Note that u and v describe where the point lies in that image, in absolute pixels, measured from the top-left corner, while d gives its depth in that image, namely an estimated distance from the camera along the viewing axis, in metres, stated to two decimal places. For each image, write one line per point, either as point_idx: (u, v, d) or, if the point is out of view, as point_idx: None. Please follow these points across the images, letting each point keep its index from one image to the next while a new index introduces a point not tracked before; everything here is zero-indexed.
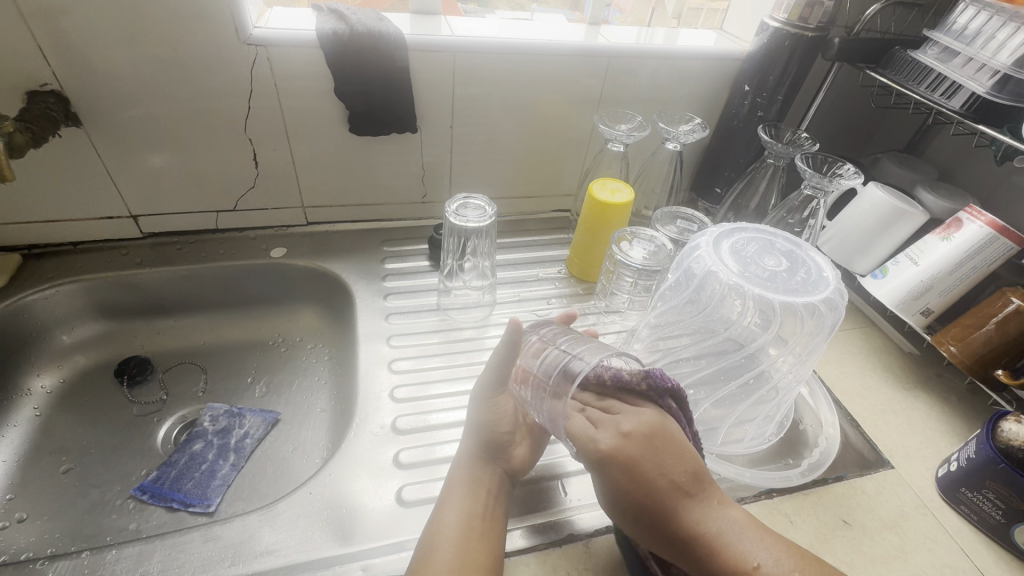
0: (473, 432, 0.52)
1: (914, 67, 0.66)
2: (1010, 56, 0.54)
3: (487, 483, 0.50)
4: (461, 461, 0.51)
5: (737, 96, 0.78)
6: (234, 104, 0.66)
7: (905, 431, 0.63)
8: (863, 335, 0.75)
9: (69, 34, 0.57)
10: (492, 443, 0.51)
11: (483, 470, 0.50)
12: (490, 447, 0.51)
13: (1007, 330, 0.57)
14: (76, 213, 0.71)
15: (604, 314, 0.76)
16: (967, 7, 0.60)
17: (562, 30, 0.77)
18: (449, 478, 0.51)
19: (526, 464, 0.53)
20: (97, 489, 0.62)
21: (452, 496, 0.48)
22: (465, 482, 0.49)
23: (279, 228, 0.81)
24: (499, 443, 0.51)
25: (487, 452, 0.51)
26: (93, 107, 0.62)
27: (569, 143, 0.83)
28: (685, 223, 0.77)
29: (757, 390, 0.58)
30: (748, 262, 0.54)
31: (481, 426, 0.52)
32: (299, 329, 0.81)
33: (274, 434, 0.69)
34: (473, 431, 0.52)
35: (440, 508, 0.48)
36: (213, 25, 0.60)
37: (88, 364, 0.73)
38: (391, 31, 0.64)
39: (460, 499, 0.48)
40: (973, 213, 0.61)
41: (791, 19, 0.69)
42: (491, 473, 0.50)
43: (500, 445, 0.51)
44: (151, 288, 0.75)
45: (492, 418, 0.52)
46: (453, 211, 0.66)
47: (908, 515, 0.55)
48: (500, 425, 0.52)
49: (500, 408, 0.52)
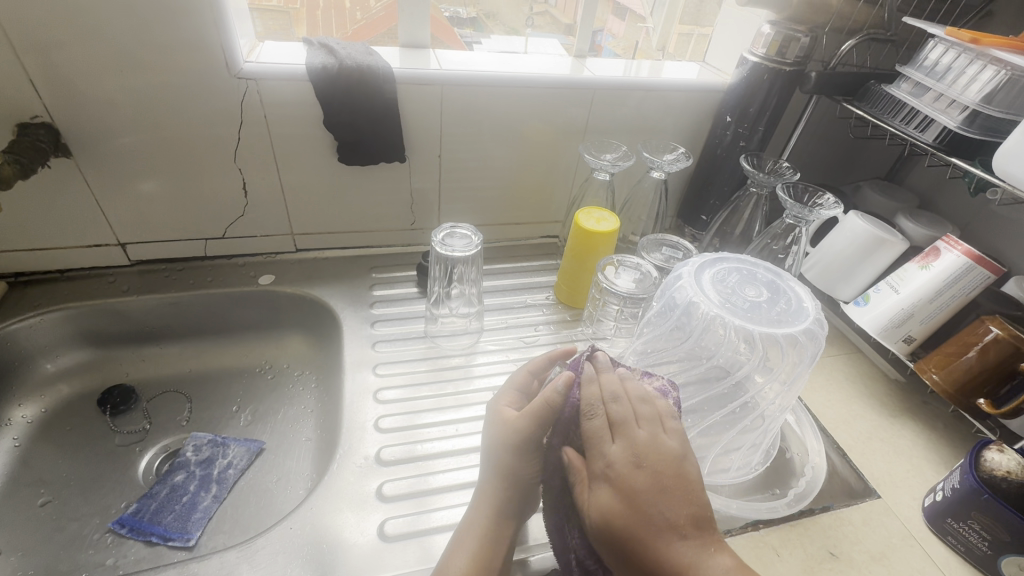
0: (494, 480, 0.50)
1: (888, 101, 0.67)
2: (978, 92, 0.56)
3: (505, 531, 0.49)
4: (479, 507, 0.50)
5: (720, 126, 0.80)
6: (225, 132, 0.67)
7: (891, 459, 0.63)
8: (848, 361, 0.75)
9: (59, 66, 0.58)
10: (520, 490, 0.50)
11: (503, 520, 0.49)
12: (513, 495, 0.50)
13: (988, 358, 0.57)
14: (64, 242, 0.71)
15: (591, 340, 0.76)
16: (937, 44, 0.62)
17: (549, 63, 0.79)
18: (462, 522, 0.50)
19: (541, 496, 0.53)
20: (75, 523, 0.61)
21: (463, 545, 0.48)
22: (478, 528, 0.49)
23: (269, 255, 0.82)
24: (526, 489, 0.50)
25: (508, 501, 0.50)
26: (82, 135, 0.63)
27: (558, 171, 0.84)
28: (671, 250, 0.77)
29: (742, 419, 0.58)
30: (729, 292, 0.55)
31: (511, 477, 0.50)
32: (286, 355, 0.80)
33: (258, 465, 0.68)
34: (501, 480, 0.50)
35: (450, 555, 0.47)
36: (203, 54, 0.61)
37: (70, 393, 0.72)
38: (380, 65, 0.65)
39: (473, 549, 0.47)
40: (950, 242, 0.62)
41: (769, 54, 0.71)
42: (510, 519, 0.50)
43: (526, 491, 0.51)
44: (138, 316, 0.75)
45: (526, 467, 0.50)
46: (440, 240, 0.67)
47: (895, 546, 0.55)
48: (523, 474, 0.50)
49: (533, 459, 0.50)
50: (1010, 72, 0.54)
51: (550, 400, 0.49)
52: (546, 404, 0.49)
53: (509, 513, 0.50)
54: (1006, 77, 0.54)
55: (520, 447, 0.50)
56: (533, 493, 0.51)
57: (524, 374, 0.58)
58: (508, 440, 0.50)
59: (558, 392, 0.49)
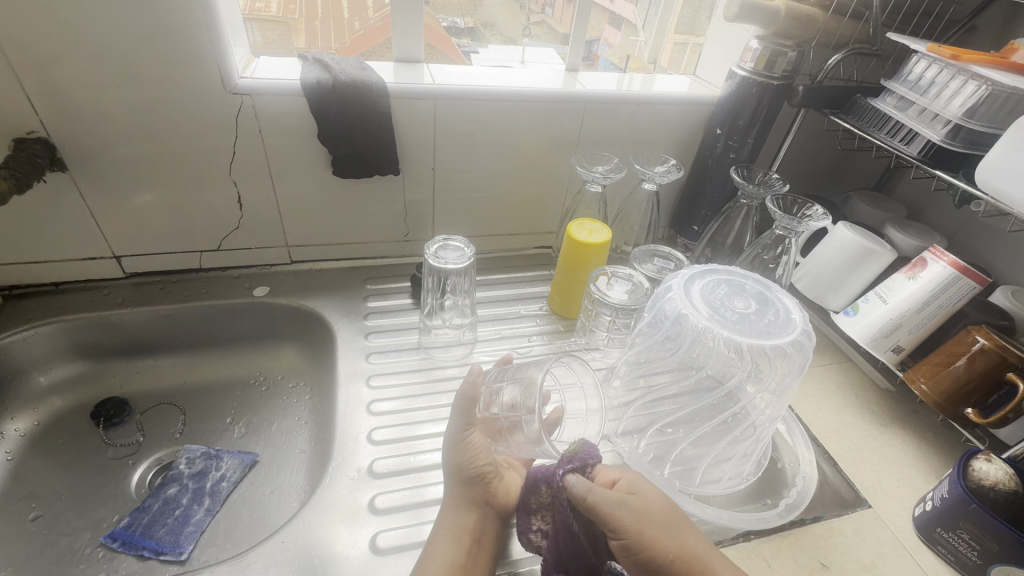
0: (451, 477, 0.53)
1: (874, 114, 0.69)
2: (961, 106, 0.57)
3: (469, 528, 0.50)
4: (446, 510, 0.52)
5: (711, 138, 0.81)
6: (219, 146, 0.68)
7: (882, 469, 0.64)
8: (839, 371, 0.76)
9: (56, 83, 0.59)
10: (470, 483, 0.52)
11: (466, 516, 0.51)
12: (468, 487, 0.52)
13: (975, 368, 0.58)
14: (59, 255, 0.71)
15: (584, 351, 0.77)
16: (920, 59, 0.63)
17: (542, 77, 0.80)
18: (435, 527, 0.51)
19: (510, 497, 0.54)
20: (67, 537, 0.61)
21: (435, 547, 0.49)
22: (449, 531, 0.50)
23: (263, 268, 0.82)
24: (478, 483, 0.52)
25: (468, 495, 0.52)
26: (78, 150, 0.64)
27: (550, 183, 0.85)
28: (663, 261, 0.78)
29: (733, 429, 0.58)
30: (717, 304, 0.56)
31: (458, 468, 0.52)
32: (281, 367, 0.80)
33: (252, 477, 0.68)
34: (451, 476, 0.53)
35: (429, 555, 0.48)
36: (199, 69, 0.62)
37: (63, 406, 0.72)
38: (373, 80, 0.66)
39: (445, 550, 0.48)
40: (936, 253, 0.63)
41: (758, 69, 0.72)
42: (475, 515, 0.51)
43: (480, 484, 0.52)
44: (132, 328, 0.75)
45: (463, 458, 0.53)
46: (433, 253, 0.68)
47: (885, 556, 0.55)
48: (470, 464, 0.53)
49: (472, 445, 0.53)
50: (991, 86, 0.55)
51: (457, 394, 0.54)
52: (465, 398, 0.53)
53: (469, 509, 0.51)
54: (987, 91, 0.55)
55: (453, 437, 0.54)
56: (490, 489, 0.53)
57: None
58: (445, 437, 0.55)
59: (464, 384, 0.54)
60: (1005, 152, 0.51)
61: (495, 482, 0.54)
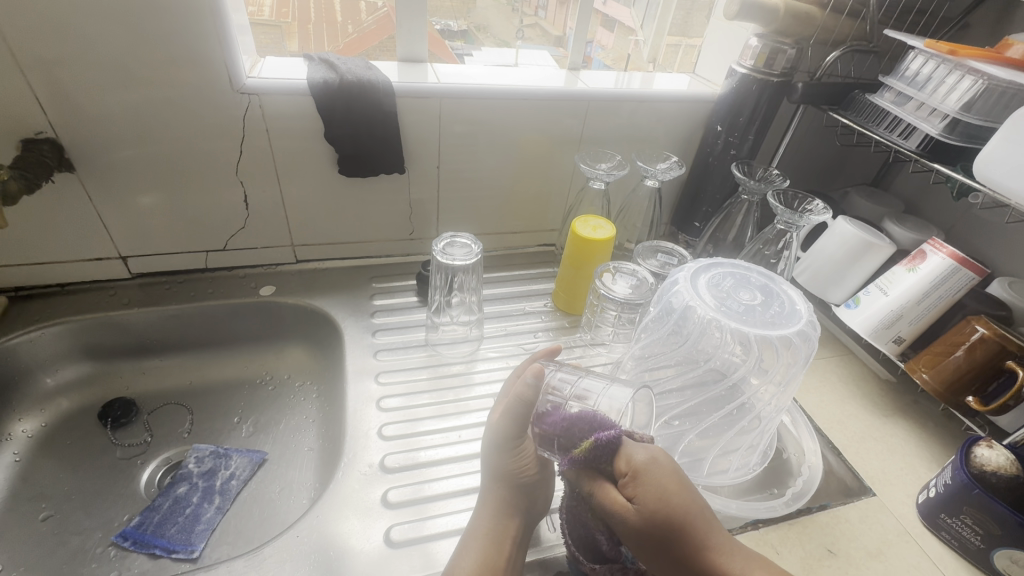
0: (494, 481, 0.52)
1: (872, 110, 0.70)
2: (957, 101, 0.59)
3: (511, 531, 0.50)
4: (483, 507, 0.51)
5: (711, 135, 0.82)
6: (226, 144, 0.68)
7: (885, 457, 0.65)
8: (841, 363, 0.77)
9: (66, 85, 0.59)
10: (516, 488, 0.51)
11: (506, 521, 0.50)
12: (512, 493, 0.51)
13: (976, 357, 0.59)
14: (66, 256, 0.71)
15: (589, 346, 0.78)
16: (917, 55, 0.64)
17: (544, 76, 0.81)
18: (469, 526, 0.51)
19: (543, 503, 0.54)
20: (77, 537, 0.61)
21: (471, 546, 0.48)
22: (485, 532, 0.49)
23: (269, 267, 0.82)
24: (523, 488, 0.51)
25: (511, 501, 0.51)
26: (86, 151, 0.64)
27: (553, 180, 0.86)
28: (666, 256, 0.79)
29: (740, 420, 0.59)
30: (724, 296, 0.57)
31: (505, 474, 0.51)
32: (287, 366, 0.81)
33: (261, 475, 0.68)
34: (496, 480, 0.51)
35: (459, 555, 0.48)
36: (208, 69, 0.62)
37: (71, 407, 0.72)
38: (379, 79, 0.67)
39: (477, 551, 0.48)
40: (935, 245, 0.64)
41: (757, 66, 0.73)
42: (514, 520, 0.50)
43: (525, 490, 0.52)
44: (140, 328, 0.75)
45: (515, 464, 0.51)
46: (440, 250, 0.68)
47: (891, 542, 0.56)
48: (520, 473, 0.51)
49: (523, 454, 0.51)
50: (987, 81, 0.56)
51: (520, 394, 0.49)
52: (518, 398, 0.49)
53: (512, 512, 0.51)
54: (983, 86, 0.57)
55: (500, 442, 0.51)
56: (531, 494, 0.52)
57: (511, 377, 0.58)
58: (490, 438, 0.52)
59: (526, 384, 0.49)
60: (1003, 145, 0.52)
61: (538, 486, 0.53)
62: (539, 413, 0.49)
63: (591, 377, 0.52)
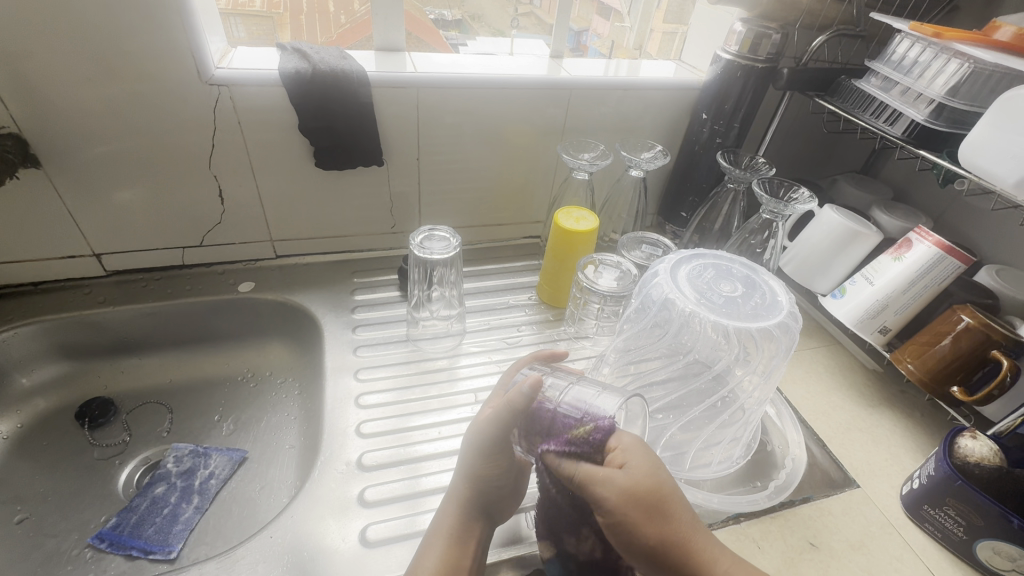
0: (463, 483, 0.50)
1: (858, 96, 0.68)
2: (943, 85, 0.58)
3: (475, 533, 0.49)
4: (447, 507, 0.50)
5: (697, 123, 0.81)
6: (198, 139, 0.66)
7: (870, 448, 0.64)
8: (828, 353, 0.76)
9: (29, 79, 0.57)
10: (483, 492, 0.50)
11: (469, 523, 0.49)
12: (479, 498, 0.50)
13: (960, 346, 0.58)
14: (37, 254, 0.70)
15: (574, 339, 0.77)
16: (903, 38, 0.63)
17: (527, 65, 0.79)
18: (434, 523, 0.50)
19: (508, 509, 0.53)
20: (54, 539, 0.60)
21: (433, 547, 0.48)
22: (450, 533, 0.48)
23: (248, 263, 0.81)
24: (490, 492, 0.50)
25: (476, 503, 0.50)
26: (53, 147, 0.62)
27: (538, 171, 0.84)
28: (651, 247, 0.78)
29: (723, 412, 0.58)
30: (704, 288, 0.56)
31: (475, 477, 0.50)
32: (268, 363, 0.80)
33: (241, 474, 0.68)
34: (464, 484, 0.50)
35: (421, 559, 0.47)
36: (177, 60, 0.60)
37: (47, 407, 0.71)
38: (353, 69, 0.65)
39: (439, 554, 0.47)
40: (921, 233, 0.63)
41: (742, 51, 0.71)
42: (477, 524, 0.49)
43: (491, 495, 0.51)
44: (115, 327, 0.74)
45: (489, 469, 0.50)
46: (419, 243, 0.67)
47: (873, 535, 0.55)
48: (492, 477, 0.50)
49: (498, 461, 0.50)
50: (973, 64, 0.55)
51: (513, 400, 0.48)
52: (510, 406, 0.48)
53: (478, 514, 0.50)
54: (970, 69, 0.55)
55: (482, 448, 0.49)
56: (496, 501, 0.51)
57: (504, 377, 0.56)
58: (469, 441, 0.51)
59: (523, 395, 0.47)
60: (990, 131, 0.51)
61: (506, 491, 0.52)
62: (530, 422, 0.47)
63: (582, 384, 0.50)
